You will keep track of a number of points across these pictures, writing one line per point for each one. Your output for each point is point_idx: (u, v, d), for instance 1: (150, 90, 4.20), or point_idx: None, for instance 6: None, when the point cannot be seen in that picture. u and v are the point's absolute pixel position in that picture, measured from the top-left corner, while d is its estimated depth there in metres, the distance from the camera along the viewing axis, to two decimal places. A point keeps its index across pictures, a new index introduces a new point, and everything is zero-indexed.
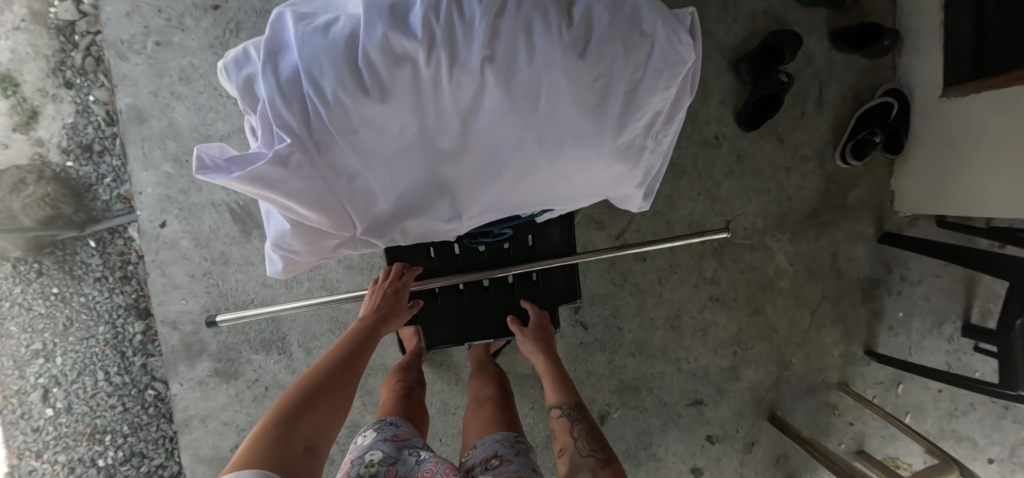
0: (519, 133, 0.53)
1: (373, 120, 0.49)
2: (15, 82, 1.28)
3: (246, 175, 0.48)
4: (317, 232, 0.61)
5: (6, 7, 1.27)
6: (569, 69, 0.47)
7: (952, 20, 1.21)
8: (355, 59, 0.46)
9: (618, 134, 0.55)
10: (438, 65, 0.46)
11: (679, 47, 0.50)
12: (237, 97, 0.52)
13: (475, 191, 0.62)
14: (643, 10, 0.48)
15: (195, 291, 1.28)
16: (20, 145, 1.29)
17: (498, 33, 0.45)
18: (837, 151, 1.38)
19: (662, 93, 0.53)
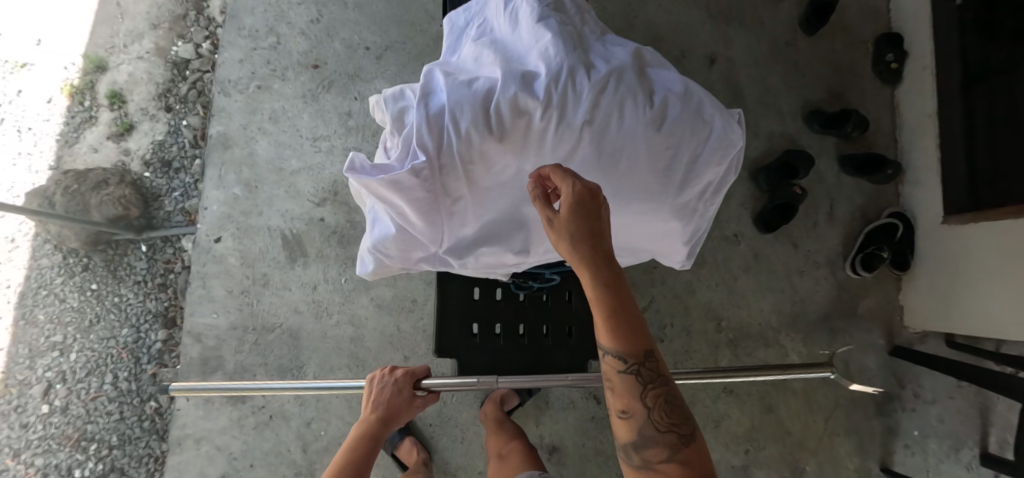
0: (600, 182, 0.63)
1: (487, 156, 0.59)
2: (123, 100, 1.46)
3: (385, 179, 0.56)
4: (416, 243, 0.67)
5: (137, 40, 1.49)
6: (648, 138, 0.60)
7: (948, 159, 1.38)
8: (489, 107, 0.56)
9: (678, 194, 0.66)
10: (550, 120, 0.57)
11: (731, 135, 0.64)
12: (386, 123, 0.63)
13: (549, 229, 0.71)
14: (706, 106, 0.63)
15: (227, 307, 1.32)
16: (108, 151, 1.43)
17: (599, 103, 0.57)
18: (847, 262, 1.48)
19: (713, 169, 0.66)
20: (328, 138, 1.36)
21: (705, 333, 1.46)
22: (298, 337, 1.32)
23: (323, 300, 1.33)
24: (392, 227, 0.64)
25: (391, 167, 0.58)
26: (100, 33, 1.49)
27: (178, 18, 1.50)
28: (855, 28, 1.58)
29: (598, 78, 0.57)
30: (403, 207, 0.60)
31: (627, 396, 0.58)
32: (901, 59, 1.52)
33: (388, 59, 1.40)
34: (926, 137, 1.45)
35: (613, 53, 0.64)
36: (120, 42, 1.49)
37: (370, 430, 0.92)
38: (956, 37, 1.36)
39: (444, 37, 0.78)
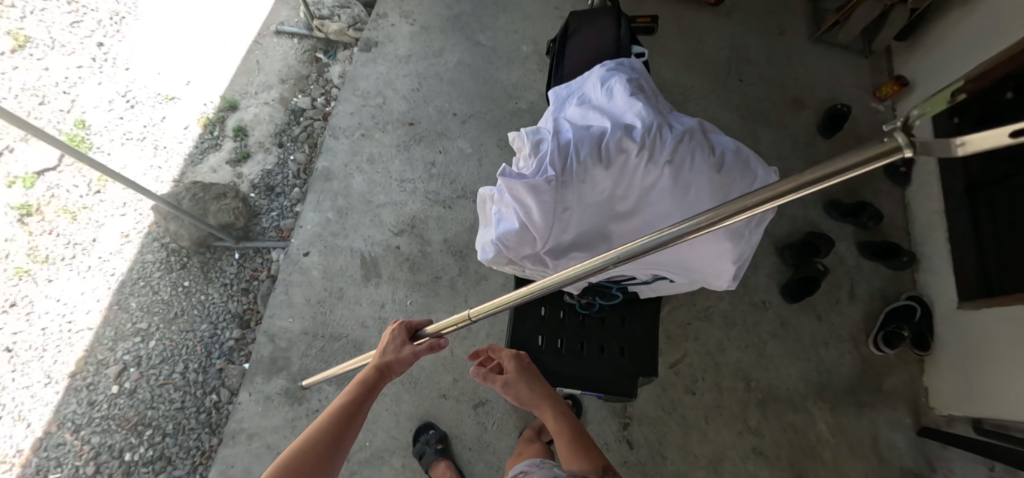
0: (675, 207, 0.80)
1: (594, 179, 0.79)
2: (246, 134, 1.74)
3: (525, 184, 0.77)
4: (529, 241, 0.84)
5: (267, 90, 1.81)
6: (714, 176, 0.79)
7: (959, 250, 1.53)
8: (601, 144, 0.79)
9: (731, 219, 0.80)
10: (645, 155, 0.78)
11: (772, 182, 0.83)
12: (518, 149, 0.85)
13: (627, 245, 0.88)
14: (752, 159, 0.83)
15: (303, 314, 1.47)
16: (225, 173, 1.69)
17: (678, 148, 0.79)
18: (870, 338, 1.58)
19: (759, 204, 0.82)
20: (413, 181, 1.60)
21: (735, 391, 1.53)
22: (361, 348, 1.44)
23: (388, 318, 1.47)
24: (513, 223, 0.83)
25: (527, 177, 0.79)
26: (238, 81, 1.82)
27: (302, 77, 1.83)
28: (866, 138, 1.84)
29: (678, 134, 0.80)
30: (530, 206, 0.79)
31: None
32: (909, 164, 1.75)
33: (471, 124, 1.69)
34: (936, 232, 1.62)
35: (684, 120, 0.88)
36: (252, 90, 1.81)
37: (368, 380, 0.95)
38: (956, 150, 1.60)
39: (551, 101, 1.01)
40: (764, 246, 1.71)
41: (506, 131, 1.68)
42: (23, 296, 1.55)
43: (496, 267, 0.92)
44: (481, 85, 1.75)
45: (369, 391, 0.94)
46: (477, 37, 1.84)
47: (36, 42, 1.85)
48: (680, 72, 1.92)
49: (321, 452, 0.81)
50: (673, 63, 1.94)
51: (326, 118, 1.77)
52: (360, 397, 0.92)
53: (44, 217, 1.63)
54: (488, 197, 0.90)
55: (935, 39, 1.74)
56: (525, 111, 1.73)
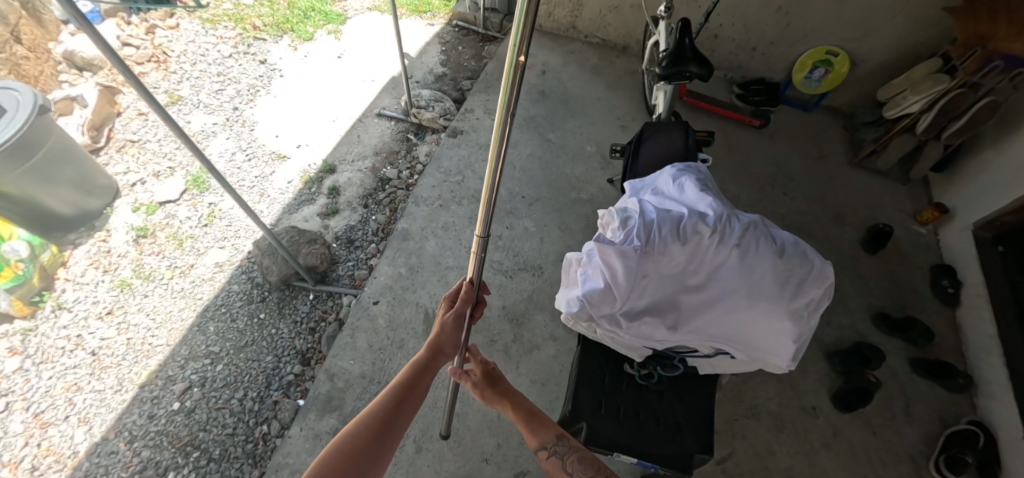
0: (740, 285, 0.89)
1: (670, 252, 0.91)
2: (338, 194, 1.98)
3: (615, 251, 0.91)
4: (609, 300, 0.96)
5: (362, 160, 2.09)
6: (777, 261, 0.88)
7: (1019, 376, 1.52)
8: (679, 226, 0.92)
9: (792, 301, 0.88)
10: (716, 237, 0.89)
11: (827, 272, 0.91)
12: (606, 223, 1.00)
13: (695, 317, 0.96)
14: (810, 252, 0.92)
15: (364, 358, 1.55)
16: (315, 224, 1.90)
17: (745, 234, 0.90)
18: (930, 461, 1.52)
19: (815, 289, 0.89)
20: None
21: None
22: None
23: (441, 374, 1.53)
24: (597, 283, 0.96)
25: (614, 244, 0.93)
26: (339, 150, 2.13)
27: (393, 152, 2.11)
28: (911, 258, 1.91)
29: (746, 224, 0.91)
30: (614, 268, 0.92)
31: None
32: (957, 286, 1.79)
33: (538, 207, 1.88)
34: (992, 357, 1.61)
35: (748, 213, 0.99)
36: (350, 158, 2.10)
37: (421, 358, 0.96)
38: (1004, 278, 1.65)
39: (626, 191, 1.14)
40: (812, 350, 1.73)
41: (568, 216, 1.86)
42: (120, 305, 1.75)
43: (576, 322, 1.03)
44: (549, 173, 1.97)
45: (421, 370, 0.95)
46: (548, 135, 2.11)
47: (185, 101, 2.29)
48: (728, 181, 2.11)
49: (378, 434, 0.84)
50: (721, 173, 2.14)
51: (408, 188, 2.00)
52: (413, 375, 0.94)
53: (156, 240, 1.91)
54: (575, 260, 1.04)
55: (972, 176, 1.88)
56: (586, 200, 1.92)
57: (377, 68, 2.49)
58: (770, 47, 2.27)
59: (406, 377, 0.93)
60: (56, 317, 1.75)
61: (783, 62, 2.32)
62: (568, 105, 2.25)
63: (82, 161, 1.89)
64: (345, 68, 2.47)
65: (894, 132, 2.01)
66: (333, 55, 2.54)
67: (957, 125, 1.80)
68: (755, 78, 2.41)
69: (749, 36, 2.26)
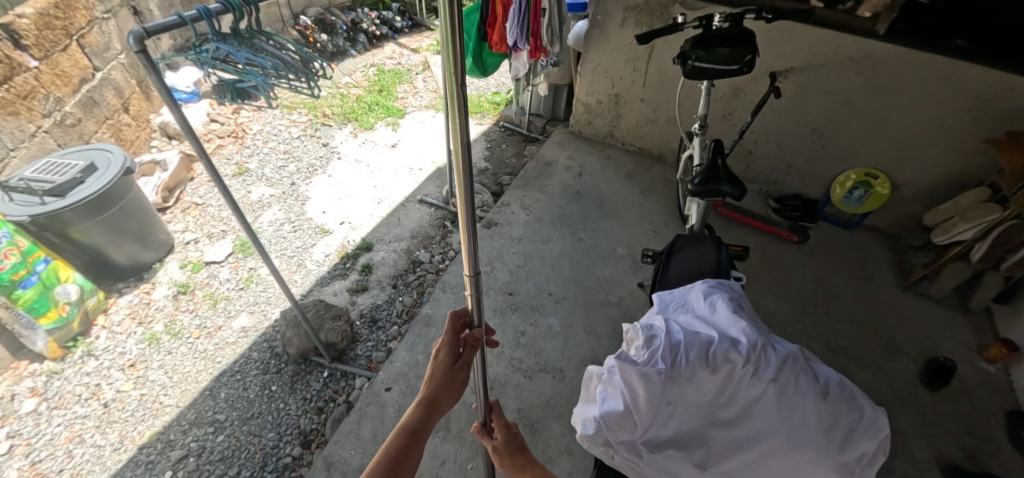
0: (777, 426, 0.79)
1: (698, 379, 0.85)
2: (371, 272, 2.03)
3: (638, 373, 0.85)
4: (630, 425, 0.89)
5: (398, 242, 2.16)
6: (820, 402, 0.77)
7: None
8: (708, 351, 0.86)
9: (841, 453, 0.75)
10: (749, 368, 0.82)
11: (878, 421, 0.79)
12: (631, 338, 0.96)
13: (726, 457, 0.85)
14: (855, 394, 0.82)
15: (366, 449, 1.46)
16: (342, 299, 1.93)
17: (782, 368, 0.82)
18: None
19: (868, 441, 0.77)
20: (501, 343, 1.71)
21: None
22: None
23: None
24: (618, 405, 0.90)
25: (637, 365, 0.88)
26: (378, 230, 2.22)
27: (429, 236, 2.18)
28: (982, 401, 1.70)
29: (783, 355, 0.83)
30: (640, 390, 0.86)
31: None
32: None
33: (564, 305, 1.84)
34: None
35: (783, 341, 0.91)
36: (387, 239, 2.18)
37: (418, 403, 0.75)
38: None
39: (653, 302, 1.10)
40: None
41: (595, 318, 1.80)
42: (143, 359, 1.78)
43: (592, 445, 0.95)
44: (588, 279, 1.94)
45: (422, 415, 0.75)
46: (580, 233, 2.14)
47: (251, 173, 2.51)
48: (766, 297, 2.02)
49: None
50: (759, 287, 2.06)
51: (438, 273, 2.03)
52: (412, 428, 0.73)
53: (194, 297, 1.98)
54: (595, 375, 0.99)
55: None
56: (614, 302, 1.87)
57: (426, 158, 2.68)
58: (806, 165, 2.30)
59: (391, 453, 0.70)
60: (83, 363, 1.79)
61: (820, 181, 2.32)
62: (601, 206, 2.30)
63: (146, 218, 2.03)
64: (398, 157, 2.68)
65: (946, 259, 1.93)
66: (388, 143, 2.78)
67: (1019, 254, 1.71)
68: (791, 194, 2.41)
69: (784, 155, 2.32)
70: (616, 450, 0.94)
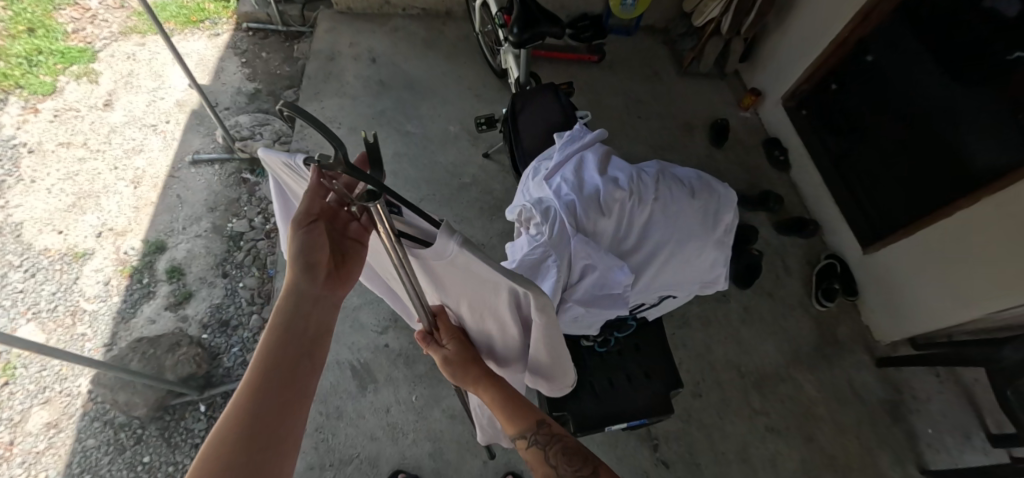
0: (667, 235, 0.90)
1: (600, 230, 0.90)
2: (182, 273, 1.60)
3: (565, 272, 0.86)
4: (592, 302, 0.91)
5: (196, 222, 1.69)
6: (692, 214, 0.91)
7: (847, 211, 1.91)
8: (605, 211, 0.90)
9: (714, 228, 0.93)
10: (631, 202, 0.90)
11: (727, 192, 0.96)
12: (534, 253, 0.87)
13: (644, 284, 0.95)
14: (707, 182, 0.96)
15: (303, 447, 1.34)
16: (166, 320, 1.52)
17: (656, 194, 0.90)
18: (813, 298, 1.83)
19: (720, 193, 0.95)
20: None
21: (731, 382, 1.64)
22: (378, 464, 1.35)
23: (399, 421, 1.40)
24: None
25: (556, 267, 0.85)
26: (158, 220, 1.68)
27: (233, 199, 1.74)
28: (747, 140, 2.23)
29: (655, 175, 0.92)
30: (570, 281, 0.90)
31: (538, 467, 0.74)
32: (784, 152, 2.15)
33: (426, 205, 1.74)
34: (824, 198, 2.01)
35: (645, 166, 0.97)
36: (178, 226, 1.68)
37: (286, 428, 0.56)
38: (817, 139, 2.03)
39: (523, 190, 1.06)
40: None
41: (461, 207, 1.75)
42: None
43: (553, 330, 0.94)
44: (397, 132, 1.87)
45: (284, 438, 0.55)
46: (406, 126, 1.90)
47: None
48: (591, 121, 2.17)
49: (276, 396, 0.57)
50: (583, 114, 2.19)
51: (271, 234, 1.70)
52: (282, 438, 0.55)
53: None
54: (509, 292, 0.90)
55: (771, 57, 2.19)
56: (470, 183, 1.81)
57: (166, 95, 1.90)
58: None
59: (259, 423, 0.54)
60: None
61: None
62: (412, 88, 1.99)
63: None
64: (123, 118, 1.83)
65: (706, 38, 2.20)
66: (97, 103, 1.86)
67: (750, 19, 2.03)
68: None
69: None
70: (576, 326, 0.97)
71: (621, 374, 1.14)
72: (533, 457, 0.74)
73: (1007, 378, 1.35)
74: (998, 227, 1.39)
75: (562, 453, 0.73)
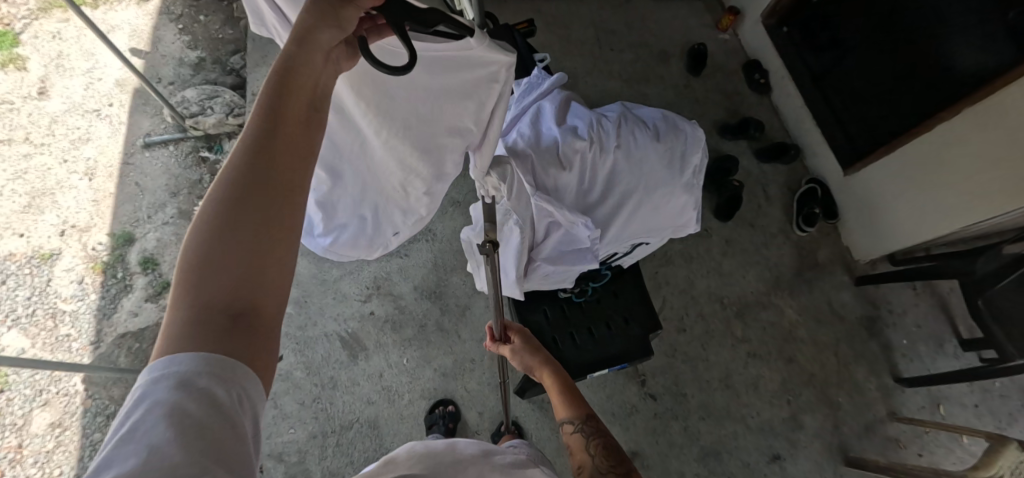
0: (632, 184, 0.87)
1: (562, 185, 0.87)
2: (157, 263, 1.58)
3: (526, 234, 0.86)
4: (560, 260, 0.93)
5: (160, 209, 1.64)
6: (659, 158, 0.88)
7: (827, 132, 1.87)
8: (565, 165, 0.86)
9: (682, 172, 0.90)
10: (593, 151, 0.85)
11: (696, 129, 0.91)
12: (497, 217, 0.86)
13: (613, 235, 0.94)
14: (675, 122, 0.91)
15: (303, 418, 1.39)
16: (150, 312, 1.52)
17: (618, 140, 0.86)
18: (793, 224, 1.84)
19: (689, 132, 0.90)
20: None
21: (714, 314, 1.68)
22: (378, 426, 1.40)
23: (392, 384, 1.44)
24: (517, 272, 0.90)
25: (520, 230, 0.86)
26: (121, 210, 1.63)
27: (195, 181, 1.68)
28: (726, 65, 2.13)
29: (616, 121, 0.87)
30: (536, 241, 0.90)
31: (579, 452, 0.81)
32: (764, 75, 2.06)
33: None
34: (804, 120, 1.96)
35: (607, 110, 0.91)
36: (143, 215, 1.63)
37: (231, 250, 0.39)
38: (797, 57, 1.94)
39: None
40: None
41: None
42: None
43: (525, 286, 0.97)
44: None
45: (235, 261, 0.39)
46: None
47: None
48: (560, 59, 2.06)
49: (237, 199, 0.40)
50: (551, 51, 2.07)
51: None
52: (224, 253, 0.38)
53: None
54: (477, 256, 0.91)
55: None
56: None
57: (101, 76, 1.78)
58: None
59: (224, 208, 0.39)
60: None
61: None
62: None
63: None
64: (64, 106, 1.73)
65: None
66: (31, 92, 1.74)
67: None
68: None
69: None
70: (547, 281, 0.99)
71: (599, 321, 1.16)
72: (574, 442, 0.83)
73: (980, 288, 1.38)
74: (980, 138, 1.36)
75: (601, 447, 0.80)
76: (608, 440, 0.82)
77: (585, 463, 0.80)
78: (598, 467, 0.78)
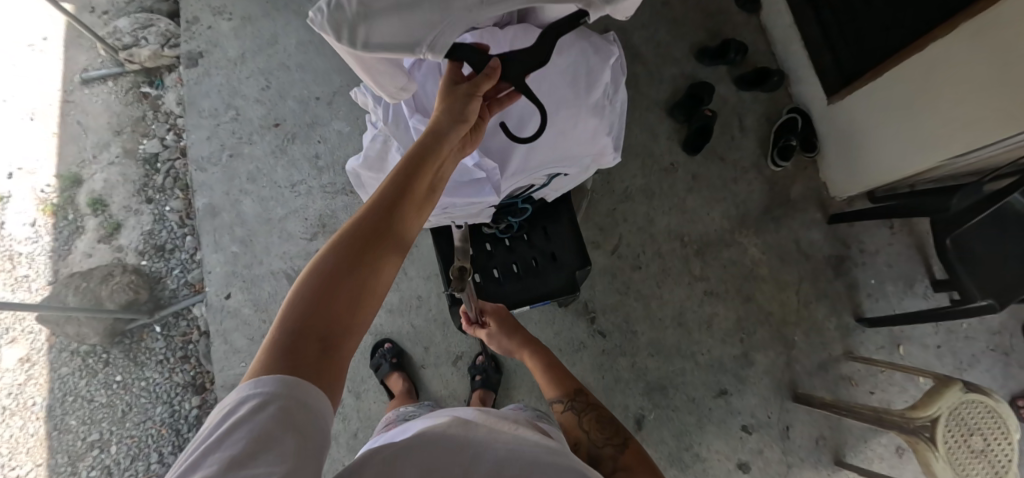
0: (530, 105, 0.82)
1: None
2: (105, 204, 1.57)
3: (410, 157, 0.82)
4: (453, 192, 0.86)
5: (104, 148, 1.61)
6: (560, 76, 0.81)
7: (814, 54, 1.69)
8: None
9: (589, 91, 0.82)
10: None
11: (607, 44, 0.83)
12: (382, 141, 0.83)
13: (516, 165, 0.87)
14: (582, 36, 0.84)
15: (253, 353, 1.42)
16: (103, 252, 1.54)
17: None
18: (768, 158, 1.72)
19: (598, 44, 0.83)
20: (304, 182, 1.53)
21: (673, 252, 1.63)
22: None
23: None
24: None
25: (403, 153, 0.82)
26: (66, 151, 1.60)
27: (137, 118, 1.63)
28: None
29: None
30: None
31: (572, 426, 0.74)
32: None
33: (340, 99, 1.59)
34: (793, 41, 1.77)
35: None
36: (89, 155, 1.60)
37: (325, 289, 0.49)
38: None
39: None
40: (656, 112, 1.75)
41: None
42: None
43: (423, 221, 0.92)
44: (296, 17, 1.64)
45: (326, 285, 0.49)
46: (305, 8, 1.65)
47: None
48: None
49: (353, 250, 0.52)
50: None
51: (185, 152, 1.62)
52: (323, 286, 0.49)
53: None
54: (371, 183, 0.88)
55: None
56: None
57: (31, 8, 1.69)
58: None
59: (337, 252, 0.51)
60: None
61: None
62: None
63: None
64: None
65: None
66: None
67: None
68: None
69: None
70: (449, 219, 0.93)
71: (525, 259, 1.12)
72: (567, 420, 0.76)
73: (949, 227, 1.29)
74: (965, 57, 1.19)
75: (595, 420, 0.73)
76: (601, 412, 0.75)
77: (581, 437, 0.72)
78: (594, 440, 0.70)
